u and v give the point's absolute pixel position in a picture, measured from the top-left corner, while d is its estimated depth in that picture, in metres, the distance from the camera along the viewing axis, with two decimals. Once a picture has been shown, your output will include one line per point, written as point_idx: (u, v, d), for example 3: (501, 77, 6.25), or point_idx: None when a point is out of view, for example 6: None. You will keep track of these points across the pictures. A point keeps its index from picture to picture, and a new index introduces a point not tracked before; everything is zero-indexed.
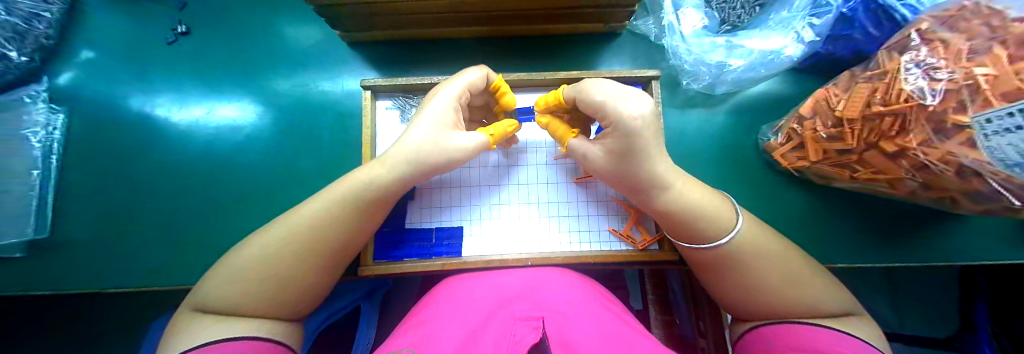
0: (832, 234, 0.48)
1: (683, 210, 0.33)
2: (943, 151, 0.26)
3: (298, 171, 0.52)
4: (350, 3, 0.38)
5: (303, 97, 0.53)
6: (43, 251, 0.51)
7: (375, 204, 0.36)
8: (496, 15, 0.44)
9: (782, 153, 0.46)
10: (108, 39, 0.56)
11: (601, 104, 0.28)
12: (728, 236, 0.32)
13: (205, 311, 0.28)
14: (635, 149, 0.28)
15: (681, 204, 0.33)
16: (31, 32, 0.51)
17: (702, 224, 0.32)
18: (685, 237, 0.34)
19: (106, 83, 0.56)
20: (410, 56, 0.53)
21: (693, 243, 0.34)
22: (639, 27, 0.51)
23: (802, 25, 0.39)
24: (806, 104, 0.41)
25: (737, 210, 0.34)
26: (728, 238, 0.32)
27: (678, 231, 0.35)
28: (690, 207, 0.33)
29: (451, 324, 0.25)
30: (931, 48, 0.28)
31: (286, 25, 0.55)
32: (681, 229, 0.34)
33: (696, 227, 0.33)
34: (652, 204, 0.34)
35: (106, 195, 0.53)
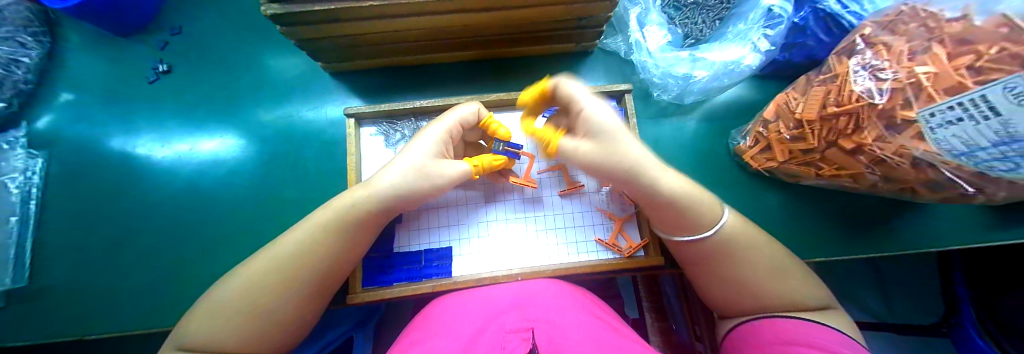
0: (811, 229, 0.50)
1: (681, 195, 0.33)
2: (897, 145, 0.28)
3: (285, 201, 0.52)
4: (331, 37, 0.39)
5: (287, 127, 0.54)
6: (21, 300, 0.49)
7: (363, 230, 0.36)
8: (471, 40, 0.46)
9: (751, 155, 0.48)
10: (88, 81, 0.57)
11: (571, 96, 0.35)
12: (711, 230, 0.33)
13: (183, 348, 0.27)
14: (609, 127, 0.34)
15: (677, 188, 0.33)
16: (9, 78, 0.51)
17: (701, 214, 0.33)
18: (685, 229, 0.34)
19: (87, 125, 0.55)
20: (392, 83, 0.55)
21: (691, 233, 0.34)
22: (610, 44, 0.54)
23: (757, 36, 0.42)
24: (769, 108, 0.44)
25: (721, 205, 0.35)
26: (718, 226, 0.33)
27: (673, 225, 0.35)
28: (682, 193, 0.33)
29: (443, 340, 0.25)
30: (875, 51, 0.30)
31: (268, 58, 0.56)
32: (679, 220, 0.34)
33: (691, 217, 0.33)
34: (651, 195, 0.34)
35: (87, 238, 0.52)
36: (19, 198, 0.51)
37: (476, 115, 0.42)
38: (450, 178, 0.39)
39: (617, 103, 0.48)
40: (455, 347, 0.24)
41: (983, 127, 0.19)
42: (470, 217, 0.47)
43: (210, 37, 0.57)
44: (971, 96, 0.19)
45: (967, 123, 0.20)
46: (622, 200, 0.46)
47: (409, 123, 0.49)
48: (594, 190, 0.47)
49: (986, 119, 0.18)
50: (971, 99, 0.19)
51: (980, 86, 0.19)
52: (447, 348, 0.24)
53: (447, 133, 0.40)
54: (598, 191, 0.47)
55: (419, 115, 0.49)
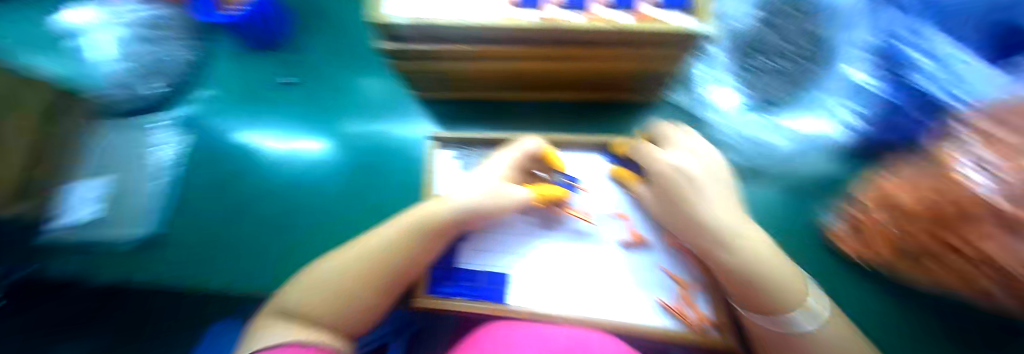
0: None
1: (752, 271, 0.33)
2: (1008, 246, 0.26)
3: (361, 207, 0.58)
4: (436, 71, 0.47)
5: (375, 142, 0.62)
6: (145, 248, 0.60)
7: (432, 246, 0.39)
8: (554, 85, 0.51)
9: (846, 239, 0.49)
10: (228, 81, 0.69)
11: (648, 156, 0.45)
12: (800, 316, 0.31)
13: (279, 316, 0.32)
14: (671, 186, 0.41)
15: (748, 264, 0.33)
16: (176, 71, 0.66)
17: (782, 298, 0.32)
18: (756, 306, 0.33)
19: (217, 116, 0.68)
20: (470, 113, 0.60)
21: (761, 312, 0.33)
22: (680, 98, 0.57)
23: None
24: (861, 189, 0.42)
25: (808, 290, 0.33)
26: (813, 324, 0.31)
27: (750, 302, 0.33)
28: (756, 275, 0.33)
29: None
30: (979, 138, 0.30)
31: (365, 78, 0.66)
32: (752, 298, 0.33)
33: (766, 298, 0.32)
34: (717, 262, 0.35)
35: (201, 209, 0.63)
36: (162, 165, 0.65)
37: (538, 147, 0.48)
38: (513, 198, 0.44)
39: None
40: None
41: None
42: (529, 247, 0.48)
43: (331, 60, 0.67)
44: None
45: None
46: (690, 266, 0.44)
47: (482, 150, 0.53)
48: (659, 249, 0.46)
49: None
50: None
51: None
52: None
53: (516, 160, 0.48)
54: (663, 251, 0.46)
55: (492, 144, 0.53)
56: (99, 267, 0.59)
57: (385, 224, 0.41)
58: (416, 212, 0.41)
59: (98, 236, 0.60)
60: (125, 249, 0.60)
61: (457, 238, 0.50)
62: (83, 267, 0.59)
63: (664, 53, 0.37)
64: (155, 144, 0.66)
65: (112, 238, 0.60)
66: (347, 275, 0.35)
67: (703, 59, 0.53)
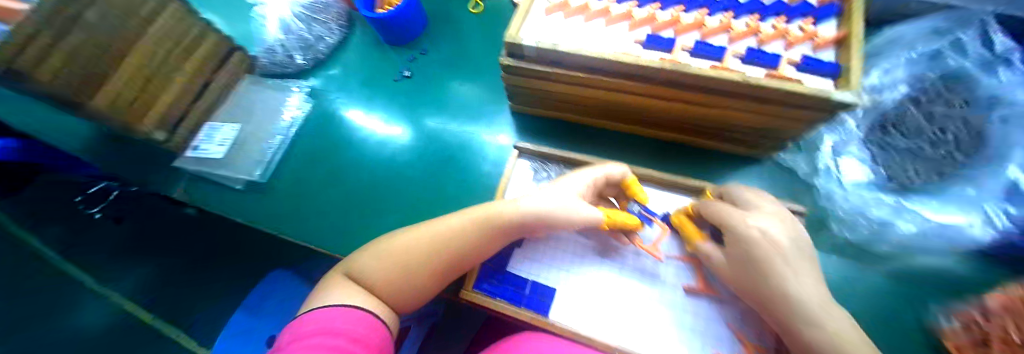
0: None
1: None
2: None
3: (436, 197, 0.61)
4: (540, 87, 0.49)
5: (461, 141, 0.65)
6: (252, 192, 0.66)
7: None
8: (654, 121, 0.51)
9: (958, 345, 0.38)
10: (351, 61, 0.77)
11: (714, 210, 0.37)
12: None
13: (352, 277, 0.37)
14: (754, 256, 0.29)
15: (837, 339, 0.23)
16: (314, 47, 0.75)
17: None
18: None
19: (328, 88, 0.75)
20: (557, 131, 0.62)
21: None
22: (789, 160, 0.51)
23: (996, 210, 0.38)
24: (1001, 299, 0.37)
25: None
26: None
27: None
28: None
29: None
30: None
31: (471, 84, 0.70)
32: None
33: None
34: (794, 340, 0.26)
35: (291, 163, 0.68)
36: (284, 125, 0.70)
37: (622, 175, 0.46)
38: (586, 215, 0.42)
39: None
40: None
41: None
42: (587, 269, 0.50)
43: (445, 61, 0.73)
44: None
45: None
46: (760, 328, 0.40)
47: (557, 168, 0.54)
48: (725, 301, 0.43)
49: None
50: None
51: None
52: None
53: (595, 180, 0.45)
54: (729, 304, 0.43)
55: (569, 164, 0.54)
56: (216, 199, 0.66)
57: (458, 212, 0.44)
58: (492, 210, 0.42)
59: (221, 174, 0.66)
60: (235, 188, 0.66)
61: (516, 242, 0.53)
62: (208, 196, 0.67)
63: (807, 113, 0.35)
64: (285, 105, 0.72)
65: (231, 177, 0.66)
66: (421, 252, 0.38)
67: (833, 125, 0.48)
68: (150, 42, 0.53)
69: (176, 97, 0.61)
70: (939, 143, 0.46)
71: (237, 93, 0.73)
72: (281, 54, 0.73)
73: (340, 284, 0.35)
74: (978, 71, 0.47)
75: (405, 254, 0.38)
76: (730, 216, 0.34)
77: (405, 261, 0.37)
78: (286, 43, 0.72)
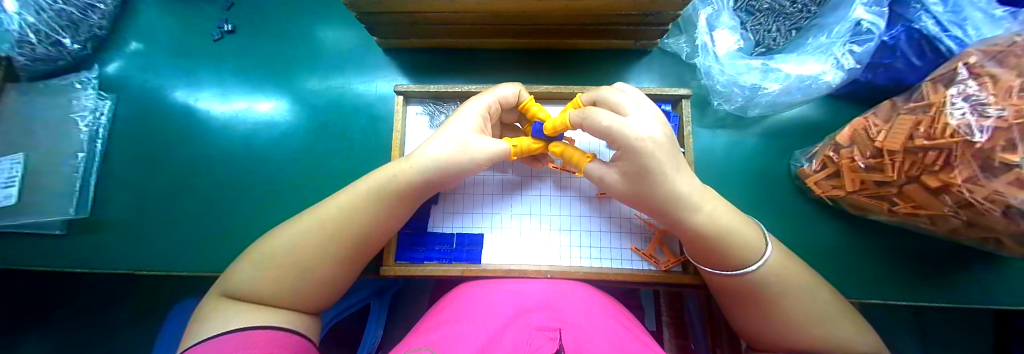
0: (850, 269, 0.47)
1: (716, 231, 0.30)
2: (991, 190, 0.25)
3: (328, 170, 0.53)
4: (388, 13, 0.40)
5: (336, 98, 0.55)
6: (81, 232, 0.54)
7: (399, 208, 0.36)
8: (528, 28, 0.45)
9: (816, 180, 0.45)
10: (161, 35, 0.60)
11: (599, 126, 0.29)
12: (757, 262, 0.30)
13: (229, 298, 0.29)
14: (647, 169, 0.27)
15: (716, 223, 0.30)
16: (85, 22, 0.55)
17: (737, 242, 0.30)
18: (713, 263, 0.32)
19: (155, 74, 0.60)
20: (447, 65, 0.55)
21: (720, 267, 0.31)
22: (670, 45, 0.52)
23: (842, 52, 0.40)
24: (843, 132, 0.41)
25: (760, 233, 0.32)
26: (755, 264, 0.30)
27: (705, 257, 0.32)
28: (718, 233, 0.30)
29: None
30: (979, 83, 0.27)
31: (324, 27, 0.57)
32: (711, 256, 0.31)
33: (722, 249, 0.30)
34: (681, 227, 0.31)
35: (141, 182, 0.57)
36: (88, 137, 0.56)
37: (516, 95, 0.39)
38: (488, 151, 0.35)
39: (671, 108, 0.45)
40: (478, 338, 0.23)
41: None
42: (505, 206, 0.46)
43: (277, 3, 0.58)
44: None
45: None
46: None
47: (453, 107, 0.48)
48: None
49: None
50: None
51: None
52: (469, 336, 0.24)
53: (488, 107, 0.37)
54: None
55: (464, 99, 0.49)
56: (37, 255, 0.53)
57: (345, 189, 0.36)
58: (376, 178, 0.35)
59: (23, 222, 0.52)
60: (56, 233, 0.53)
61: (425, 203, 0.46)
62: (20, 255, 0.53)
63: None
64: (77, 113, 0.56)
65: (41, 224, 0.53)
66: (324, 240, 0.32)
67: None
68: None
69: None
70: None
71: None
72: (42, 44, 0.51)
73: (224, 311, 0.28)
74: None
75: (303, 249, 0.32)
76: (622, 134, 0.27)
77: (304, 257, 0.31)
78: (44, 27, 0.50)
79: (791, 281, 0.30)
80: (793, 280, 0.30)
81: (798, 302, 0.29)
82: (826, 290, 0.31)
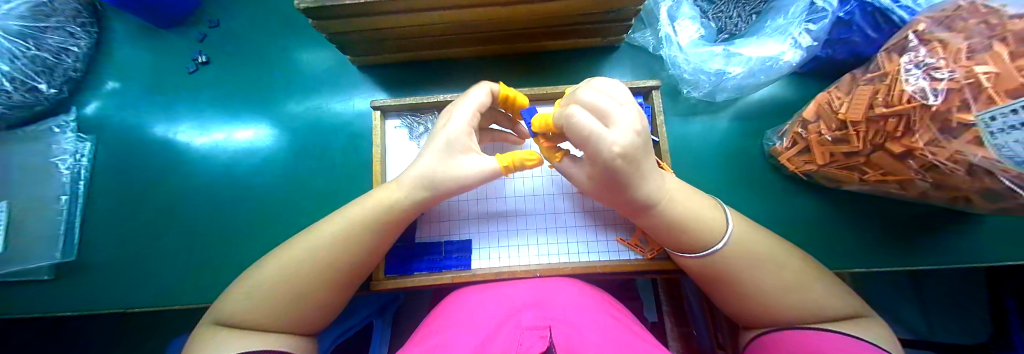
0: (835, 241, 0.48)
1: (680, 220, 0.31)
2: (952, 150, 0.26)
3: (314, 191, 0.54)
4: (357, 31, 0.40)
5: (316, 119, 0.55)
6: (71, 275, 0.54)
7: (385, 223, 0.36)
8: (495, 34, 0.46)
9: (789, 157, 0.46)
10: (137, 71, 0.61)
11: (577, 130, 0.24)
12: (721, 242, 0.31)
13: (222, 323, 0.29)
14: (616, 179, 0.27)
15: (680, 216, 0.31)
16: (60, 66, 0.55)
17: (701, 229, 0.31)
18: (683, 248, 0.32)
19: (133, 111, 0.60)
20: (422, 77, 0.55)
21: (686, 251, 0.33)
22: (637, 39, 0.53)
23: (798, 31, 0.41)
24: (810, 108, 0.42)
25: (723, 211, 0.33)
26: (721, 243, 0.31)
27: (673, 243, 0.33)
28: (682, 221, 0.31)
29: None
30: (929, 49, 0.28)
31: (298, 50, 0.58)
32: (675, 242, 0.33)
33: (685, 237, 0.32)
34: (647, 220, 0.33)
35: (127, 220, 0.56)
36: (70, 181, 0.56)
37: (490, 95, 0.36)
38: (476, 177, 0.35)
39: (643, 100, 0.46)
40: (469, 344, 0.23)
41: None
42: (492, 211, 0.46)
43: (250, 31, 0.58)
44: None
45: None
46: None
47: (432, 117, 0.49)
48: None
49: None
50: None
51: None
52: (461, 343, 0.23)
53: (470, 120, 0.35)
54: None
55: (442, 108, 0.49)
56: (29, 302, 0.53)
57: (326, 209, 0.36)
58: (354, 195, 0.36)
59: (10, 271, 0.52)
60: (44, 278, 0.53)
61: None
62: (14, 302, 0.53)
63: None
64: (53, 154, 0.56)
65: (28, 271, 0.53)
66: (310, 259, 0.32)
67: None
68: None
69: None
70: None
71: None
72: (17, 93, 0.51)
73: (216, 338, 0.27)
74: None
75: (289, 272, 0.31)
76: (601, 148, 0.24)
77: (296, 279, 0.31)
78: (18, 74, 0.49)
79: (764, 259, 0.30)
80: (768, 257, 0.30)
81: (772, 276, 0.29)
82: (804, 261, 0.31)
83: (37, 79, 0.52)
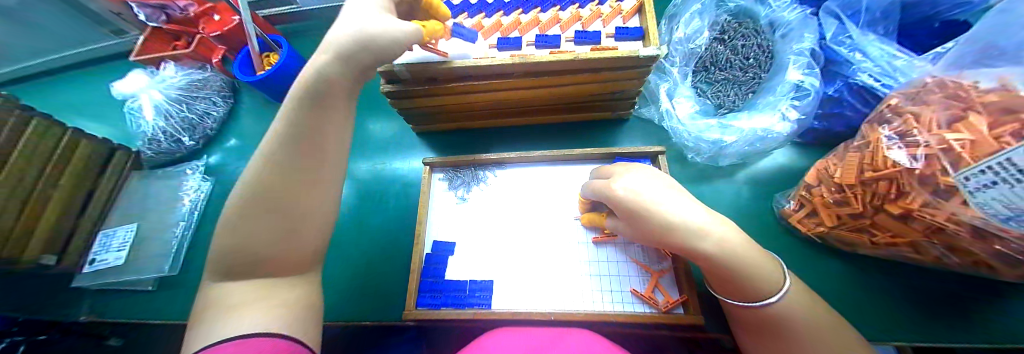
0: (897, 311, 0.43)
1: (728, 258, 0.32)
2: (947, 211, 0.29)
3: (366, 229, 0.63)
4: (423, 106, 0.54)
5: (377, 173, 0.68)
6: (164, 288, 0.65)
7: None
8: (524, 109, 0.59)
9: (798, 219, 0.47)
10: (254, 132, 0.82)
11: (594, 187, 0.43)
12: (777, 295, 0.32)
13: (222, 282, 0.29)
14: (631, 214, 0.37)
15: (725, 251, 0.32)
16: (201, 125, 0.77)
17: (752, 264, 0.32)
18: (739, 295, 0.34)
19: (246, 161, 0.79)
20: (462, 141, 0.68)
21: (740, 299, 0.34)
22: (644, 112, 0.62)
23: (785, 107, 0.47)
24: (811, 174, 0.45)
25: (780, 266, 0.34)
26: (778, 295, 0.31)
27: (734, 291, 0.34)
28: (729, 257, 0.32)
29: None
30: (906, 121, 0.33)
31: (375, 119, 0.75)
32: (736, 286, 0.33)
33: (740, 276, 0.32)
34: (697, 260, 0.34)
35: None
36: (188, 209, 0.72)
37: None
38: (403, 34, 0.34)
39: (651, 163, 0.53)
40: None
41: (1017, 189, 0.20)
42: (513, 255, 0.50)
43: None
44: (999, 159, 0.21)
45: (1002, 186, 0.21)
46: (656, 253, 0.47)
47: (467, 171, 0.58)
48: (626, 242, 0.48)
49: (1018, 182, 0.20)
50: (1000, 162, 0.21)
51: (1003, 151, 0.21)
52: None
53: None
54: (630, 243, 0.48)
55: (476, 165, 0.59)
56: (127, 308, 0.64)
57: None
58: None
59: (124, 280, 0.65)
60: (147, 288, 0.65)
61: (425, 252, 0.50)
62: (116, 309, 0.64)
63: (630, 72, 0.44)
64: (183, 188, 0.74)
65: (139, 281, 0.65)
66: None
67: (662, 74, 0.59)
68: (26, 175, 0.54)
69: (48, 241, 0.59)
70: (747, 67, 0.59)
71: (128, 193, 0.73)
72: (166, 141, 0.73)
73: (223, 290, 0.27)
74: (753, 5, 0.62)
75: None
76: (603, 190, 0.40)
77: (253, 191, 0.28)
78: (167, 127, 0.73)
79: (813, 323, 0.31)
80: (810, 319, 0.31)
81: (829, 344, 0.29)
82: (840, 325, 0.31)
83: (178, 134, 0.74)
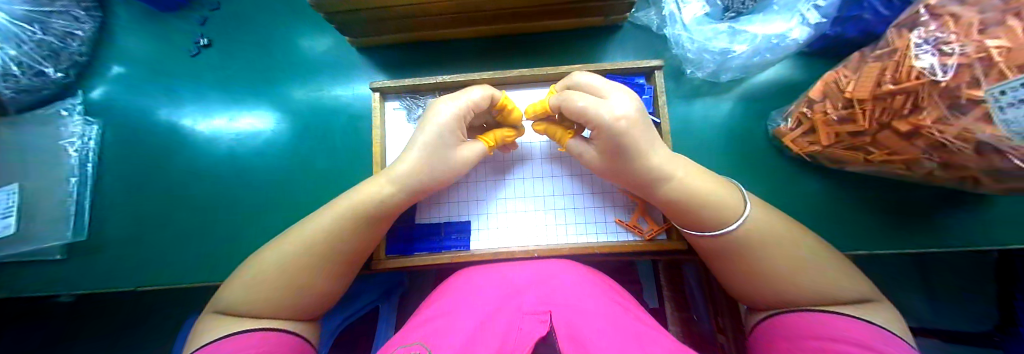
0: (848, 228, 0.49)
1: (697, 198, 0.30)
2: (959, 128, 0.24)
3: (318, 173, 0.54)
4: (355, 10, 0.39)
5: (316, 103, 0.56)
6: (76, 256, 0.56)
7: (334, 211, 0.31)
8: (495, 14, 0.46)
9: (793, 139, 0.46)
10: (134, 56, 0.61)
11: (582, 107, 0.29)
12: (736, 222, 0.29)
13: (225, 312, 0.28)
14: (625, 148, 0.28)
15: (698, 192, 0.30)
16: (66, 51, 0.56)
17: (723, 201, 0.30)
18: (697, 224, 0.31)
19: (137, 95, 0.60)
20: (424, 58, 0.56)
21: (699, 229, 0.31)
22: (640, 18, 0.53)
23: (807, 8, 0.40)
24: (817, 87, 0.41)
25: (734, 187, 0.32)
26: (738, 222, 0.29)
27: (685, 220, 0.32)
28: (694, 196, 0.30)
29: (431, 334, 0.19)
30: (940, 23, 0.26)
31: (300, 37, 0.57)
32: (686, 218, 0.31)
33: (708, 212, 0.30)
34: (653, 197, 0.32)
35: (140, 204, 0.57)
36: (77, 162, 0.57)
37: (488, 100, 0.35)
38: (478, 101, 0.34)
39: (646, 81, 0.45)
40: (468, 326, 0.20)
41: None
42: (488, 192, 0.44)
43: (253, 14, 0.58)
44: None
45: None
46: None
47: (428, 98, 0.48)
48: (583, 172, 0.44)
49: None
50: None
51: None
52: (461, 326, 0.21)
53: (459, 116, 0.34)
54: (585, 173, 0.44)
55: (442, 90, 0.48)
56: (45, 281, 0.55)
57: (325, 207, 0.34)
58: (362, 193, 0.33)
59: (17, 253, 0.54)
60: (55, 257, 0.55)
61: None
62: (37, 282, 0.55)
63: None
64: (62, 136, 0.57)
65: (39, 251, 0.55)
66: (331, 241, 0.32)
67: None
68: None
69: None
70: None
71: None
72: (27, 77, 0.51)
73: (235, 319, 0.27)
74: None
75: (283, 268, 0.30)
76: (599, 115, 0.28)
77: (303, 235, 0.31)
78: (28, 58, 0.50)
79: (774, 240, 0.29)
80: (778, 240, 0.29)
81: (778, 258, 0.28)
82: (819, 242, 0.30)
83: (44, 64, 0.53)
